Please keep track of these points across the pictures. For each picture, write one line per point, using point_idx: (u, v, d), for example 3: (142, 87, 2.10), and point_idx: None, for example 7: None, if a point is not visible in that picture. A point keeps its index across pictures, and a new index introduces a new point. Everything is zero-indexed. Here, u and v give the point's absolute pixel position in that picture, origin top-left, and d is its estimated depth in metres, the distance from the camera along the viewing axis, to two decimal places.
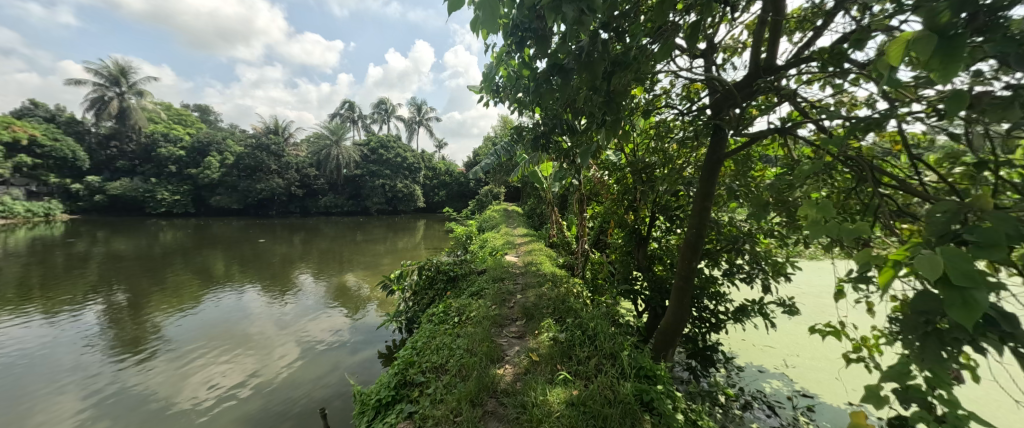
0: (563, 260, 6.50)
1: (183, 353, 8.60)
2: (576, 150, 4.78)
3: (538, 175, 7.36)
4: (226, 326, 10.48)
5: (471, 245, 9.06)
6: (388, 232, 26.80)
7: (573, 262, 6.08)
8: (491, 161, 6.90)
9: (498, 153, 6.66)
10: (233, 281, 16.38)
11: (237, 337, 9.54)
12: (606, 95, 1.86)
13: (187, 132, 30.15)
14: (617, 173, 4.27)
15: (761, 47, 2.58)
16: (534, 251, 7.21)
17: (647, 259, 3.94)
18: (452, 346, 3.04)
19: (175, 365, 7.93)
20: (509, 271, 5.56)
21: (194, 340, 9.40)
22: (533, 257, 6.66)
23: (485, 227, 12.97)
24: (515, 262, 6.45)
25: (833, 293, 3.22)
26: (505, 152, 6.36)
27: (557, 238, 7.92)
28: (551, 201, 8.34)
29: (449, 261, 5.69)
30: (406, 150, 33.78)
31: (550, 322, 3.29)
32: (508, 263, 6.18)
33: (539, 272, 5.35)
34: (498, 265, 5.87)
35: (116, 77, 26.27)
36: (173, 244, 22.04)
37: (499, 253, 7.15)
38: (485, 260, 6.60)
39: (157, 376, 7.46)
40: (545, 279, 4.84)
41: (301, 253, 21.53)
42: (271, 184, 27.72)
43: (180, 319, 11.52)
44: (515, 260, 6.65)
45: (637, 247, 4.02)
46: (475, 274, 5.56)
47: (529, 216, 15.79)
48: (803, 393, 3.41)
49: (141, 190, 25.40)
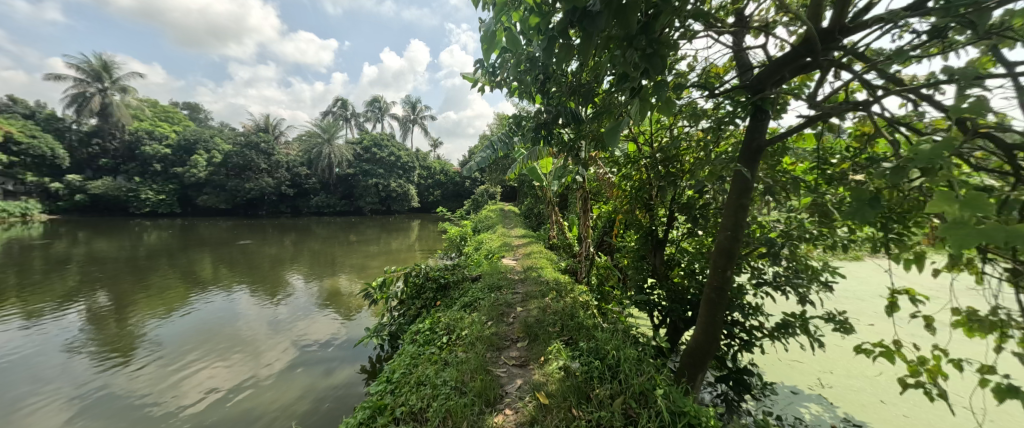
0: (566, 263, 6.04)
1: (171, 355, 8.26)
2: (581, 141, 4.30)
3: (537, 172, 6.86)
4: (215, 327, 10.11)
5: (465, 247, 8.56)
6: (382, 233, 26.20)
7: (577, 266, 5.62)
8: (485, 157, 6.39)
9: (494, 148, 6.15)
10: (217, 283, 15.71)
11: (228, 338, 9.20)
12: (647, 47, 1.28)
13: (174, 130, 29.32)
14: (628, 169, 3.80)
15: (821, 10, 2.08)
16: (533, 253, 6.74)
17: (664, 265, 3.47)
18: (435, 382, 2.52)
19: (163, 366, 7.61)
20: (506, 277, 5.07)
21: (183, 342, 9.04)
22: (532, 260, 6.15)
23: (480, 227, 12.45)
24: (514, 266, 5.98)
25: (885, 305, 2.74)
26: (500, 147, 5.88)
27: (557, 239, 7.47)
28: (551, 200, 7.84)
29: (439, 266, 5.21)
30: (400, 149, 33.13)
31: (558, 346, 2.80)
32: (506, 268, 5.66)
33: (540, 280, 4.86)
34: (494, 270, 5.36)
35: (98, 72, 25.42)
36: (157, 245, 21.31)
37: (496, 255, 6.68)
38: (481, 264, 6.10)
39: (143, 378, 7.13)
40: (548, 288, 4.36)
41: (290, 254, 20.87)
42: (260, 183, 27.01)
43: (164, 321, 10.99)
44: (514, 264, 6.18)
45: (653, 250, 3.54)
46: (468, 281, 5.06)
47: (526, 216, 15.31)
48: (850, 422, 2.94)
49: (125, 189, 24.58)
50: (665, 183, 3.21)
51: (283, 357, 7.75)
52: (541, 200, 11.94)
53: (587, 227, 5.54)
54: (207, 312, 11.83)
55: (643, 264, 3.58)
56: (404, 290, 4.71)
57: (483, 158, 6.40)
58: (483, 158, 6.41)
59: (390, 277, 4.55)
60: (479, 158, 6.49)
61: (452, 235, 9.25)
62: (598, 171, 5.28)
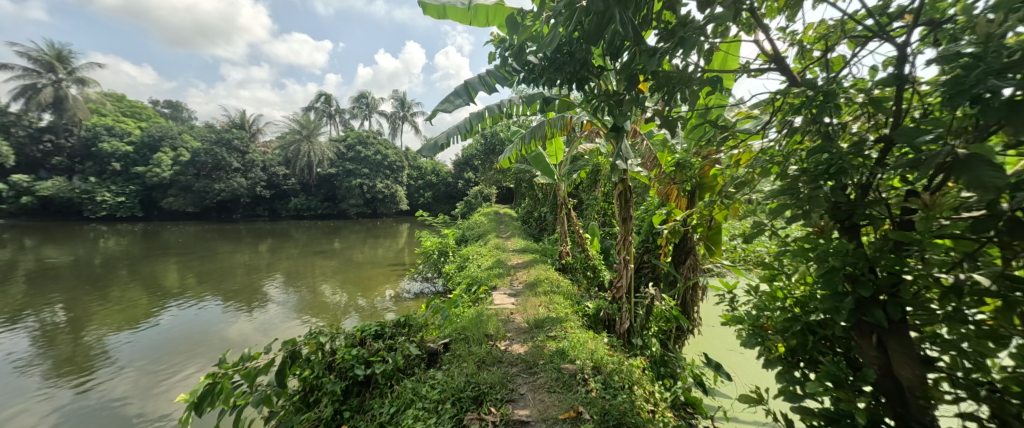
0: (593, 303, 3.90)
1: (146, 368, 7.44)
2: (626, 104, 2.33)
3: (542, 160, 4.93)
4: (196, 332, 9.20)
5: (447, 266, 6.31)
6: (366, 239, 23.78)
7: (615, 312, 3.53)
8: (436, 147, 3.83)
9: (461, 128, 3.73)
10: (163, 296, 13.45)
11: (211, 345, 8.43)
12: None
13: (139, 126, 26.85)
14: (792, 119, 1.57)
15: None
16: (541, 282, 4.59)
17: (925, 379, 1.19)
18: None
19: (136, 384, 6.81)
20: (495, 354, 3.03)
21: (161, 351, 8.19)
22: (537, 299, 4.08)
23: (469, 235, 10.29)
24: (510, 312, 3.88)
25: None
26: (488, 111, 3.58)
27: (572, 258, 5.26)
28: (562, 201, 5.79)
29: (374, 329, 3.23)
30: (387, 147, 30.69)
31: None
32: (497, 322, 3.60)
33: (564, 367, 2.78)
34: (476, 331, 3.36)
35: (51, 62, 23.08)
36: (113, 252, 19.00)
37: (483, 289, 4.55)
38: (457, 309, 3.97)
39: (116, 397, 6.40)
40: (598, 415, 2.21)
41: (257, 262, 18.45)
42: (232, 184, 24.55)
43: (151, 319, 10.36)
44: (513, 308, 4.04)
45: (889, 335, 1.26)
46: (423, 366, 3.02)
47: (526, 221, 13.04)
48: None
49: (78, 191, 22.16)
50: (929, 154, 1.07)
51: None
52: (545, 201, 9.67)
53: (626, 248, 3.51)
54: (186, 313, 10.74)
55: (843, 365, 1.38)
56: (296, 391, 2.78)
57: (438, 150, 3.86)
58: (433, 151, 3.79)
59: (249, 370, 2.43)
60: (422, 152, 3.82)
61: (428, 246, 6.90)
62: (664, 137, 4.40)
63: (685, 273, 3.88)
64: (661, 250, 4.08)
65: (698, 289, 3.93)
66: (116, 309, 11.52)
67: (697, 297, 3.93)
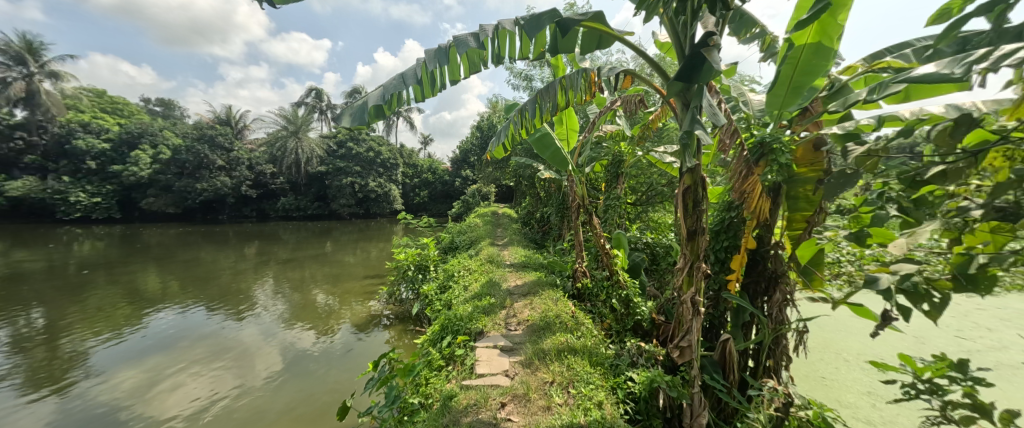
0: (637, 372, 2.45)
1: (139, 366, 6.56)
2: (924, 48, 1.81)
3: (550, 138, 3.81)
4: (187, 332, 8.19)
5: (425, 286, 4.93)
6: (358, 241, 22.45)
7: (681, 395, 2.13)
8: (366, 111, 2.43)
9: (411, 78, 2.44)
10: (131, 299, 12.19)
11: (208, 343, 7.48)
12: None
13: (119, 122, 25.44)
14: None
15: None
16: (551, 327, 3.16)
17: None
18: None
19: (128, 384, 5.92)
20: None
21: (153, 350, 7.23)
22: (538, 364, 2.65)
23: (462, 238, 8.98)
24: (500, 398, 2.30)
25: None
26: (457, 47, 2.22)
27: (591, 281, 3.89)
28: (577, 201, 4.17)
29: None
30: (381, 144, 29.14)
31: None
32: (480, 412, 2.17)
33: None
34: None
35: (21, 54, 21.84)
36: (89, 255, 17.68)
37: (462, 343, 3.07)
38: (418, 383, 2.55)
39: (105, 398, 5.53)
40: None
41: (239, 266, 17.11)
42: (216, 183, 23.17)
43: (147, 319, 9.46)
44: (508, 386, 2.45)
45: None
46: None
47: (526, 224, 11.68)
48: None
49: (51, 190, 20.71)
50: None
51: (277, 362, 6.51)
52: (548, 200, 8.44)
53: (694, 281, 2.09)
54: (173, 316, 9.61)
55: None
56: None
57: (385, 116, 2.59)
58: (364, 115, 2.45)
59: None
60: (344, 118, 2.57)
61: (402, 259, 5.48)
62: (752, 96, 3.18)
63: (772, 314, 2.59)
64: (732, 276, 2.67)
65: (792, 340, 2.58)
66: (72, 314, 10.22)
67: (790, 353, 2.58)
